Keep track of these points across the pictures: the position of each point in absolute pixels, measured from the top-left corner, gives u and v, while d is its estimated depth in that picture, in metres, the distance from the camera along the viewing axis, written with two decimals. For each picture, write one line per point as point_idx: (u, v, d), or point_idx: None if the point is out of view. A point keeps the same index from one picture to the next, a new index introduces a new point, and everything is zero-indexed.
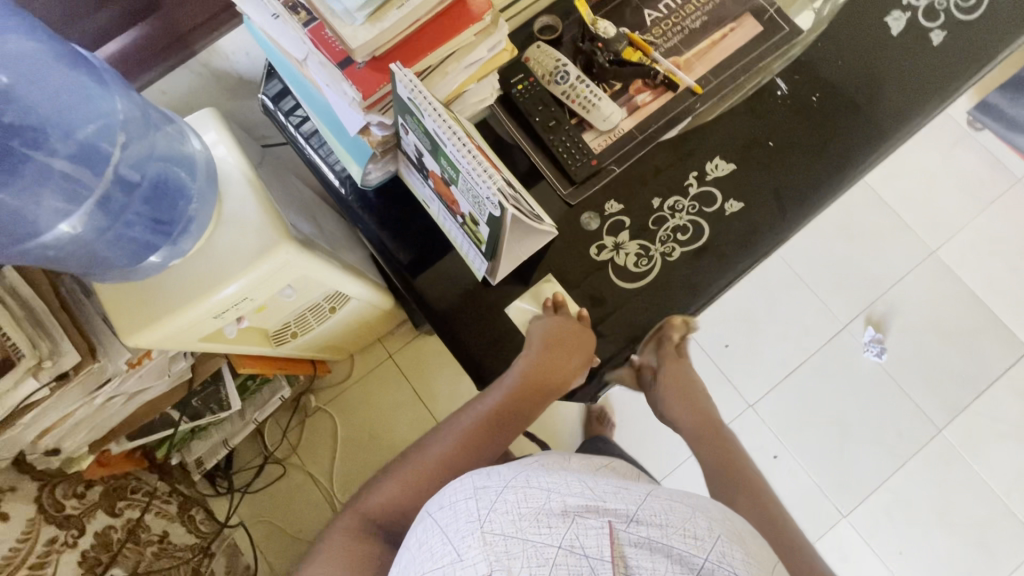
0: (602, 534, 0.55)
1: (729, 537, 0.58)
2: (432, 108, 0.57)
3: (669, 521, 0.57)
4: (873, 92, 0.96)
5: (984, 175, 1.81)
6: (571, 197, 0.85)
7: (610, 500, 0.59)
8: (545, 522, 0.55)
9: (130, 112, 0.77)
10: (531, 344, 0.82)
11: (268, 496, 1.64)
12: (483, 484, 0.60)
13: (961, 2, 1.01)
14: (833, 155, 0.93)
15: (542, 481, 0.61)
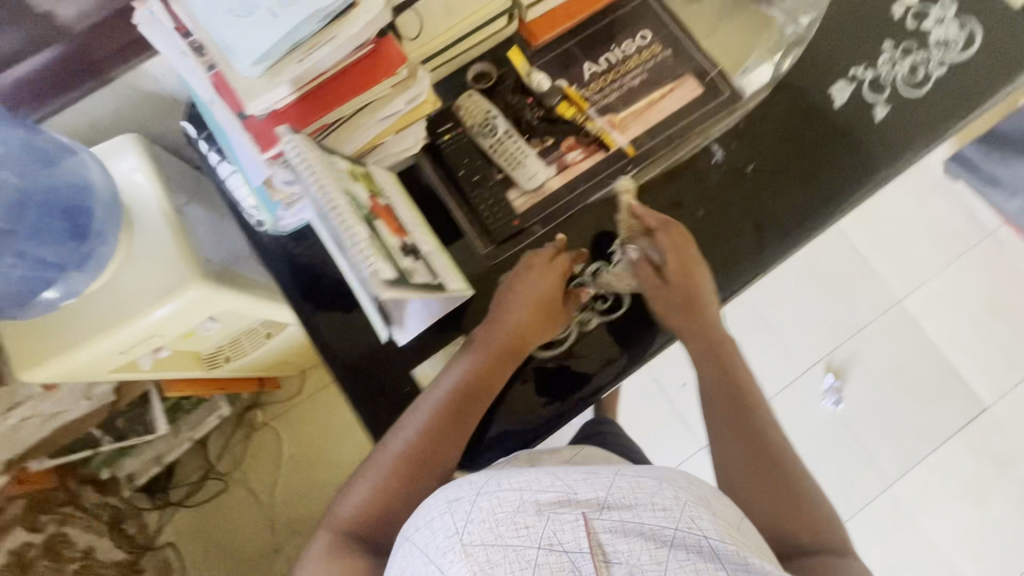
0: (577, 525, 0.52)
1: (697, 501, 0.56)
2: (319, 175, 0.55)
3: (640, 499, 0.55)
4: (800, 175, 0.81)
5: (955, 225, 1.79)
6: (490, 258, 0.78)
7: (579, 489, 0.56)
8: (520, 522, 0.52)
9: (7, 142, 0.72)
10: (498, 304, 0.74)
11: (206, 512, 1.59)
12: (456, 495, 0.56)
13: (909, 75, 0.81)
14: (756, 247, 0.80)
15: (513, 480, 0.57)
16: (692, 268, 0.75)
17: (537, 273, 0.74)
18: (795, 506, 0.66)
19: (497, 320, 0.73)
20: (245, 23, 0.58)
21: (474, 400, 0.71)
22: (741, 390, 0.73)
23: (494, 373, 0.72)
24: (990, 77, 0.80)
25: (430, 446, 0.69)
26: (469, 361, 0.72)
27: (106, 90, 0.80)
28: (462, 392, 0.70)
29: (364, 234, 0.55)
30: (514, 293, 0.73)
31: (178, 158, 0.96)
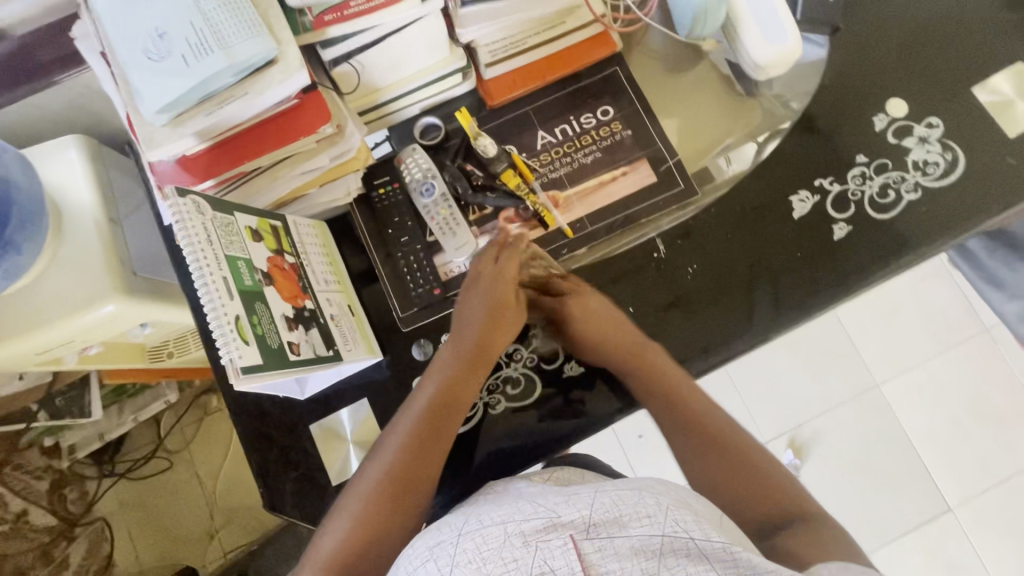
0: (567, 549, 0.45)
1: (678, 503, 0.49)
2: (196, 241, 0.52)
3: (622, 509, 0.48)
4: (745, 286, 0.74)
5: (953, 314, 1.65)
6: (406, 322, 0.74)
7: (563, 510, 0.49)
8: (507, 554, 0.45)
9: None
10: (461, 310, 0.71)
11: (148, 488, 1.59)
12: (438, 539, 0.49)
13: (879, 195, 0.75)
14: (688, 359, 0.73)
15: (494, 514, 0.50)
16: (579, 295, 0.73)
17: (492, 272, 0.71)
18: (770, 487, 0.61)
19: (464, 324, 0.70)
20: (156, 67, 0.56)
21: (450, 411, 0.66)
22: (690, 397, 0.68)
23: (468, 378, 0.68)
24: (972, 208, 0.74)
25: (410, 465, 0.62)
26: (439, 372, 0.68)
27: (52, 91, 0.77)
28: (435, 402, 0.66)
29: (236, 310, 0.52)
30: (479, 295, 0.70)
31: (129, 158, 0.94)
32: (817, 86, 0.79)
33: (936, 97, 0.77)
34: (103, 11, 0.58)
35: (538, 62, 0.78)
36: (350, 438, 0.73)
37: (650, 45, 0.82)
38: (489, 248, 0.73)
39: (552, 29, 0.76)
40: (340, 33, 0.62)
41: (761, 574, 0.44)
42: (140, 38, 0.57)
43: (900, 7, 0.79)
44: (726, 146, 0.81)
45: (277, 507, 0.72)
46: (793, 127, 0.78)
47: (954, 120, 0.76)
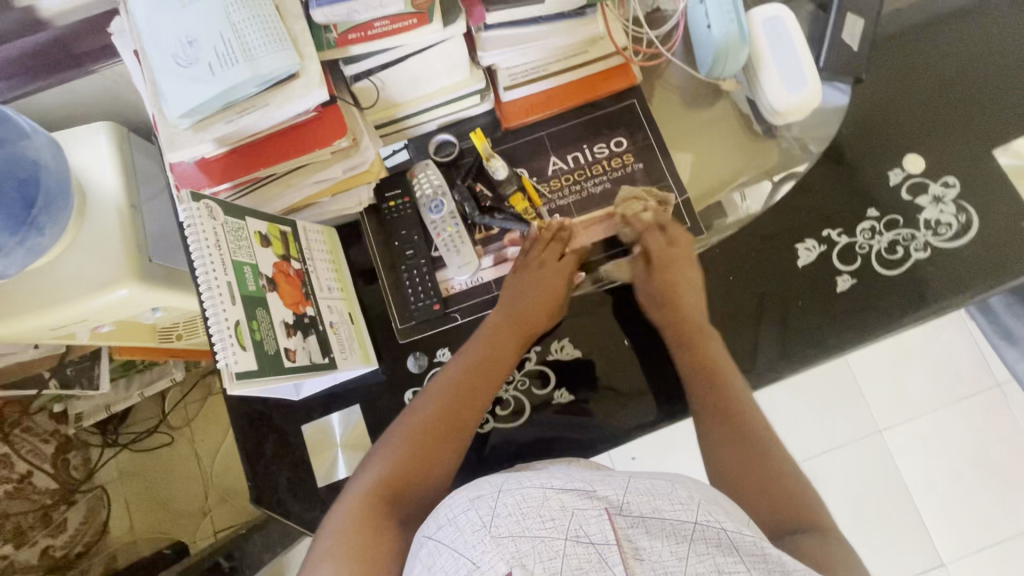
0: (603, 520, 0.45)
1: (710, 500, 0.51)
2: (204, 244, 0.54)
3: (656, 496, 0.49)
4: (744, 328, 0.74)
5: (964, 366, 1.62)
6: (404, 334, 0.76)
7: (598, 486, 0.50)
8: (546, 513, 0.46)
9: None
10: (515, 279, 0.74)
11: (148, 460, 1.63)
12: (479, 492, 0.50)
13: (888, 250, 0.74)
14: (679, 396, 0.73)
15: (534, 478, 0.51)
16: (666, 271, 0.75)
17: (555, 263, 0.75)
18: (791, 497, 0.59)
19: (516, 291, 0.73)
20: (183, 74, 0.58)
21: (494, 372, 0.68)
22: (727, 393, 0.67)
23: (513, 342, 0.71)
24: (984, 271, 0.73)
25: (452, 412, 0.64)
26: (489, 331, 0.71)
27: (88, 79, 0.81)
28: (483, 362, 0.68)
29: (237, 316, 0.54)
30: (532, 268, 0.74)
31: (155, 145, 0.97)
32: (835, 134, 0.79)
33: (955, 156, 0.76)
34: (137, 15, 0.61)
35: (557, 89, 0.79)
36: (339, 442, 0.75)
37: (669, 78, 0.83)
38: (555, 244, 0.76)
39: (574, 57, 0.77)
40: (364, 51, 0.63)
41: (787, 571, 0.46)
42: (169, 44, 0.59)
43: (925, 62, 0.79)
44: (739, 183, 0.81)
45: (264, 502, 0.74)
46: (807, 173, 0.78)
47: (972, 182, 0.75)
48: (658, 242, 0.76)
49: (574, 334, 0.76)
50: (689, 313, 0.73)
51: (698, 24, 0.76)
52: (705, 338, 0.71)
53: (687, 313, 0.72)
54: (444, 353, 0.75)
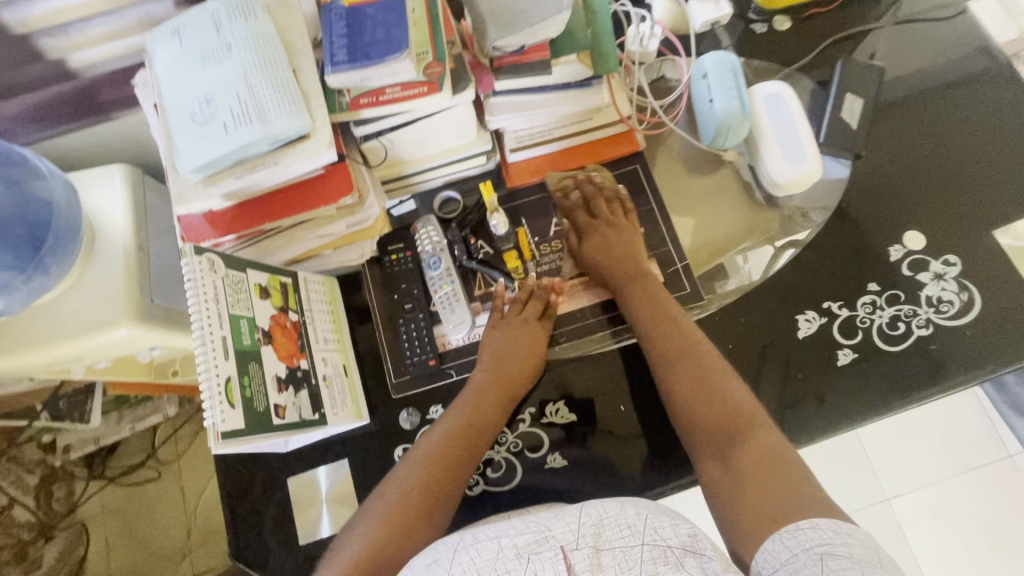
0: (558, 560, 0.48)
1: (657, 511, 0.52)
2: (202, 298, 0.54)
3: (606, 519, 0.51)
4: None
5: (974, 435, 1.58)
6: (398, 389, 0.75)
7: (553, 524, 0.52)
8: (501, 566, 0.48)
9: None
10: (494, 339, 0.73)
11: (132, 496, 1.59)
12: (435, 555, 0.52)
13: (889, 327, 0.73)
14: (676, 465, 0.71)
15: (489, 530, 0.53)
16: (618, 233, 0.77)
17: (534, 321, 0.74)
18: (732, 412, 0.62)
19: (496, 351, 0.72)
20: (198, 130, 0.60)
21: (477, 438, 0.67)
22: (679, 321, 0.71)
23: (495, 406, 0.69)
24: (990, 354, 0.71)
25: (434, 482, 0.62)
26: (471, 395, 0.70)
27: (111, 125, 0.84)
28: (464, 427, 0.67)
29: (228, 372, 0.53)
30: (506, 333, 0.73)
31: (167, 186, 0.99)
32: (835, 207, 0.80)
33: (956, 233, 0.77)
34: (162, 74, 0.64)
35: (562, 151, 0.81)
36: (325, 498, 0.73)
37: (672, 145, 0.84)
38: (534, 301, 0.75)
39: (579, 123, 0.79)
40: (373, 114, 0.65)
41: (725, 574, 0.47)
42: (188, 101, 0.61)
43: (922, 141, 0.81)
44: (741, 247, 0.81)
45: (243, 558, 0.71)
46: (807, 244, 0.78)
47: (974, 261, 0.75)
48: (602, 204, 0.78)
49: (570, 397, 0.75)
50: (630, 257, 0.75)
51: (701, 97, 0.78)
52: (646, 276, 0.74)
53: (624, 255, 0.75)
54: (436, 411, 0.74)
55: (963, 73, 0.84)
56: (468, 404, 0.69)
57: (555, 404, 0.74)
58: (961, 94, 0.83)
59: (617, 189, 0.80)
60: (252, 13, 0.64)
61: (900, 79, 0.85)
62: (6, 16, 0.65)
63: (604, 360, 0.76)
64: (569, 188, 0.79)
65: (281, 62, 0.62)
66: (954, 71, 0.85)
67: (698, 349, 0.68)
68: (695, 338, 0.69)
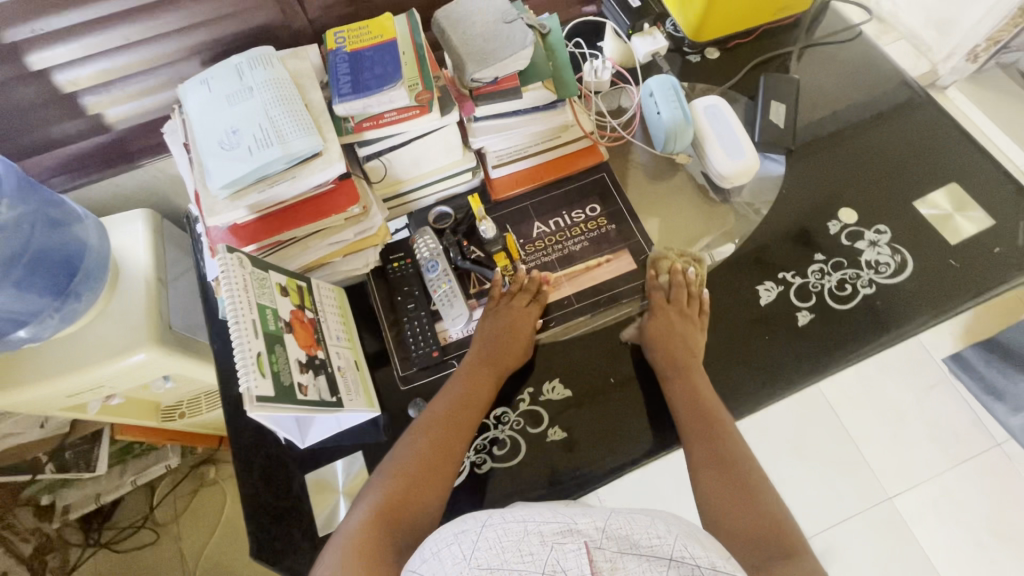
0: (581, 553, 0.45)
1: (690, 534, 0.50)
2: (235, 287, 0.62)
3: (638, 526, 0.48)
4: (719, 361, 0.81)
5: (960, 428, 1.59)
6: (406, 380, 0.81)
7: (580, 518, 0.49)
8: (524, 549, 0.46)
9: (19, 209, 0.78)
10: (491, 322, 0.81)
11: (129, 561, 1.55)
12: (464, 527, 0.50)
13: (837, 288, 0.84)
14: (667, 425, 0.78)
15: (517, 512, 0.51)
16: (679, 323, 0.80)
17: (522, 308, 0.82)
18: (766, 525, 0.62)
19: (492, 331, 0.80)
20: (227, 154, 0.70)
21: (477, 407, 0.74)
22: (720, 431, 0.71)
23: (492, 380, 0.77)
24: (926, 303, 0.82)
25: (441, 446, 0.69)
26: (470, 370, 0.77)
27: (136, 173, 0.95)
28: (465, 398, 0.74)
29: (258, 348, 0.61)
30: (501, 316, 0.81)
31: (181, 230, 1.09)
32: (777, 195, 0.92)
33: (882, 207, 0.89)
34: (192, 113, 0.75)
35: (538, 166, 0.93)
36: (341, 489, 0.77)
37: (632, 155, 0.97)
38: (522, 292, 0.84)
39: (550, 140, 0.92)
40: (374, 135, 0.77)
41: None
42: (217, 133, 0.72)
43: (841, 137, 0.96)
44: (706, 244, 0.90)
45: (261, 555, 0.73)
46: (759, 227, 0.90)
47: (901, 228, 0.87)
48: (682, 293, 0.83)
49: (564, 374, 0.82)
50: (684, 347, 0.79)
51: (651, 112, 0.92)
52: (692, 372, 0.77)
53: (680, 343, 0.79)
54: None
55: (863, 84, 1.01)
56: (468, 378, 0.76)
57: (551, 382, 0.81)
58: (862, 100, 1.00)
59: (700, 291, 0.84)
60: (270, 62, 0.77)
61: (812, 91, 1.01)
62: (59, 77, 0.77)
63: (592, 340, 0.84)
64: (661, 271, 0.85)
65: (295, 97, 0.74)
66: (854, 82, 1.01)
67: (738, 462, 0.68)
68: (736, 452, 0.69)
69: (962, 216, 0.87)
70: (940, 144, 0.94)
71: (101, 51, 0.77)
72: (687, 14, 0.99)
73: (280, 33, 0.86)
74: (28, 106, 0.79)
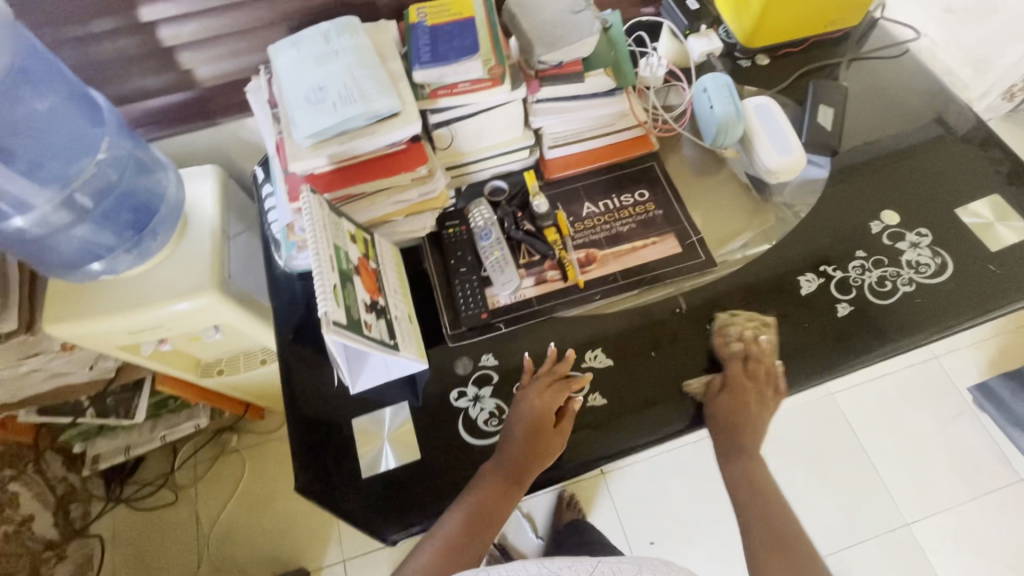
0: None
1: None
2: (316, 221, 0.67)
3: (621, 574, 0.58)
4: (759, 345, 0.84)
5: (984, 460, 1.56)
6: (454, 338, 0.85)
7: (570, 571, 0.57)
8: None
9: (115, 152, 0.85)
10: (517, 412, 0.78)
11: (147, 520, 1.57)
12: None
13: (877, 285, 0.87)
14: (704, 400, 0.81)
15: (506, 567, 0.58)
16: (745, 400, 0.81)
17: (550, 393, 0.79)
18: None
19: (515, 424, 0.78)
20: (313, 108, 0.75)
21: (497, 506, 0.73)
22: (773, 512, 0.77)
23: (513, 479, 0.75)
24: (962, 306, 0.84)
25: (456, 549, 0.71)
26: (493, 465, 0.76)
27: (210, 130, 1.01)
28: (484, 496, 0.73)
29: (334, 280, 0.65)
30: (527, 404, 0.78)
31: (241, 189, 1.14)
32: (820, 194, 0.95)
33: (924, 212, 0.92)
34: (281, 71, 0.81)
35: (590, 150, 0.98)
36: (386, 437, 0.80)
37: (680, 148, 1.01)
38: (551, 377, 0.81)
39: (604, 127, 0.97)
40: (446, 104, 0.82)
41: None
42: (305, 90, 0.77)
43: (882, 145, 0.99)
44: (749, 235, 0.93)
45: (307, 489, 0.76)
46: (800, 222, 0.93)
47: (942, 232, 0.90)
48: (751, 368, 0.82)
49: (606, 345, 0.85)
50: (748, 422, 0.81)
51: (702, 107, 0.97)
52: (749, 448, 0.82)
53: (742, 418, 0.80)
54: (487, 358, 0.84)
55: (905, 99, 1.05)
56: (489, 475, 0.75)
57: (596, 352, 0.85)
58: (904, 113, 1.03)
59: (774, 364, 0.83)
60: (356, 31, 0.83)
61: (856, 102, 1.05)
62: (162, 32, 0.85)
63: (634, 316, 0.87)
64: (732, 338, 0.84)
65: (377, 62, 0.79)
66: (896, 95, 1.05)
67: (790, 541, 0.73)
68: (782, 526, 0.75)
69: (1004, 224, 0.90)
70: (982, 158, 0.97)
71: (202, 11, 0.84)
72: (741, 22, 1.04)
73: (362, 8, 0.93)
74: (129, 56, 0.86)
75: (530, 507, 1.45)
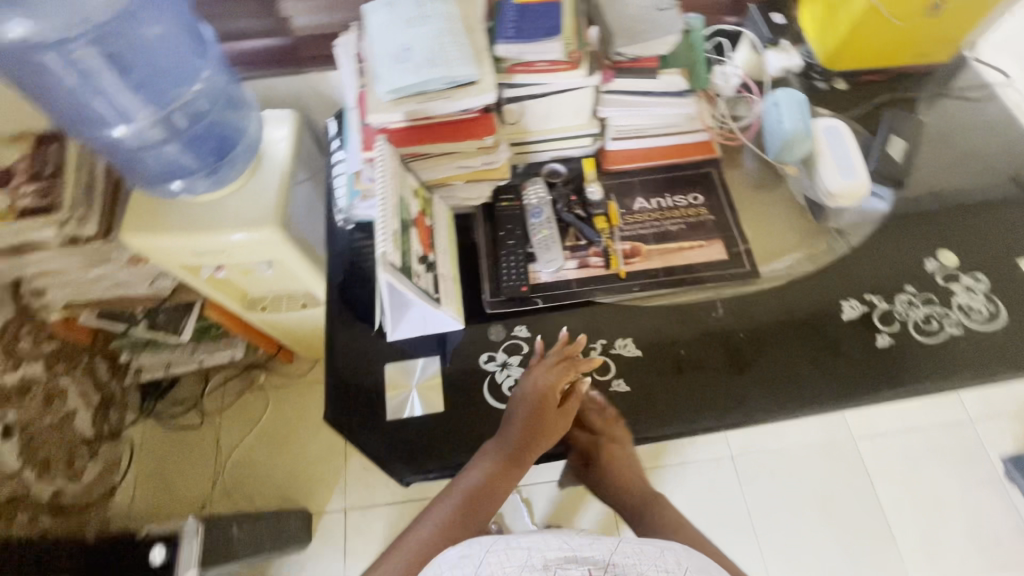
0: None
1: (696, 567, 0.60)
2: (386, 169, 0.73)
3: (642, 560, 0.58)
4: (790, 361, 0.84)
5: (1005, 534, 1.49)
6: (491, 305, 0.89)
7: (585, 549, 0.59)
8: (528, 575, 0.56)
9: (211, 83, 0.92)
10: (522, 392, 0.80)
11: (175, 437, 1.67)
12: (468, 552, 0.60)
13: (922, 323, 0.86)
14: (727, 406, 0.82)
15: (522, 540, 0.61)
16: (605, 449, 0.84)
17: (559, 378, 0.81)
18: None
19: (521, 404, 0.80)
20: (398, 65, 0.80)
21: (498, 485, 0.76)
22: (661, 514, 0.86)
23: (516, 460, 0.77)
24: (1006, 358, 0.82)
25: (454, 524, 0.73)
26: (496, 444, 0.78)
27: (295, 78, 1.08)
28: (485, 475, 0.76)
29: (394, 226, 0.70)
30: (535, 384, 0.80)
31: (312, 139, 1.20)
32: (877, 224, 0.94)
33: (984, 258, 0.90)
34: (372, 28, 0.86)
35: (651, 147, 0.99)
36: (414, 385, 0.84)
37: (742, 159, 1.01)
38: (560, 362, 0.82)
39: (668, 127, 0.98)
40: (521, 80, 0.85)
41: None
42: (392, 47, 0.82)
43: (949, 186, 0.97)
44: (797, 254, 0.93)
45: (335, 421, 0.81)
46: (853, 249, 0.92)
47: (999, 281, 0.88)
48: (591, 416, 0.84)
49: (637, 336, 0.87)
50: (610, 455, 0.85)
51: (771, 121, 0.97)
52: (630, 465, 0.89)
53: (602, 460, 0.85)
54: (520, 329, 0.87)
55: (980, 143, 1.02)
56: (491, 454, 0.77)
57: (627, 341, 0.86)
58: (977, 158, 1.00)
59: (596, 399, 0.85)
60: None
61: (928, 139, 1.03)
62: None
63: (670, 313, 0.88)
64: None
65: (463, 31, 0.83)
66: (972, 138, 1.03)
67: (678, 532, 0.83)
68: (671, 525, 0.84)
69: None
70: None
71: None
72: (824, 43, 1.04)
73: None
74: None
75: (530, 494, 1.47)
